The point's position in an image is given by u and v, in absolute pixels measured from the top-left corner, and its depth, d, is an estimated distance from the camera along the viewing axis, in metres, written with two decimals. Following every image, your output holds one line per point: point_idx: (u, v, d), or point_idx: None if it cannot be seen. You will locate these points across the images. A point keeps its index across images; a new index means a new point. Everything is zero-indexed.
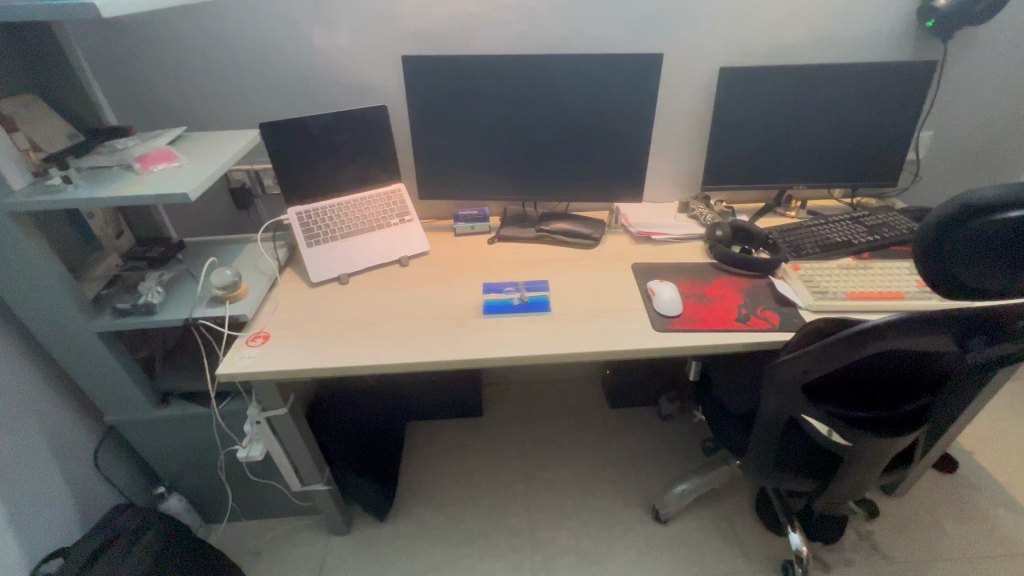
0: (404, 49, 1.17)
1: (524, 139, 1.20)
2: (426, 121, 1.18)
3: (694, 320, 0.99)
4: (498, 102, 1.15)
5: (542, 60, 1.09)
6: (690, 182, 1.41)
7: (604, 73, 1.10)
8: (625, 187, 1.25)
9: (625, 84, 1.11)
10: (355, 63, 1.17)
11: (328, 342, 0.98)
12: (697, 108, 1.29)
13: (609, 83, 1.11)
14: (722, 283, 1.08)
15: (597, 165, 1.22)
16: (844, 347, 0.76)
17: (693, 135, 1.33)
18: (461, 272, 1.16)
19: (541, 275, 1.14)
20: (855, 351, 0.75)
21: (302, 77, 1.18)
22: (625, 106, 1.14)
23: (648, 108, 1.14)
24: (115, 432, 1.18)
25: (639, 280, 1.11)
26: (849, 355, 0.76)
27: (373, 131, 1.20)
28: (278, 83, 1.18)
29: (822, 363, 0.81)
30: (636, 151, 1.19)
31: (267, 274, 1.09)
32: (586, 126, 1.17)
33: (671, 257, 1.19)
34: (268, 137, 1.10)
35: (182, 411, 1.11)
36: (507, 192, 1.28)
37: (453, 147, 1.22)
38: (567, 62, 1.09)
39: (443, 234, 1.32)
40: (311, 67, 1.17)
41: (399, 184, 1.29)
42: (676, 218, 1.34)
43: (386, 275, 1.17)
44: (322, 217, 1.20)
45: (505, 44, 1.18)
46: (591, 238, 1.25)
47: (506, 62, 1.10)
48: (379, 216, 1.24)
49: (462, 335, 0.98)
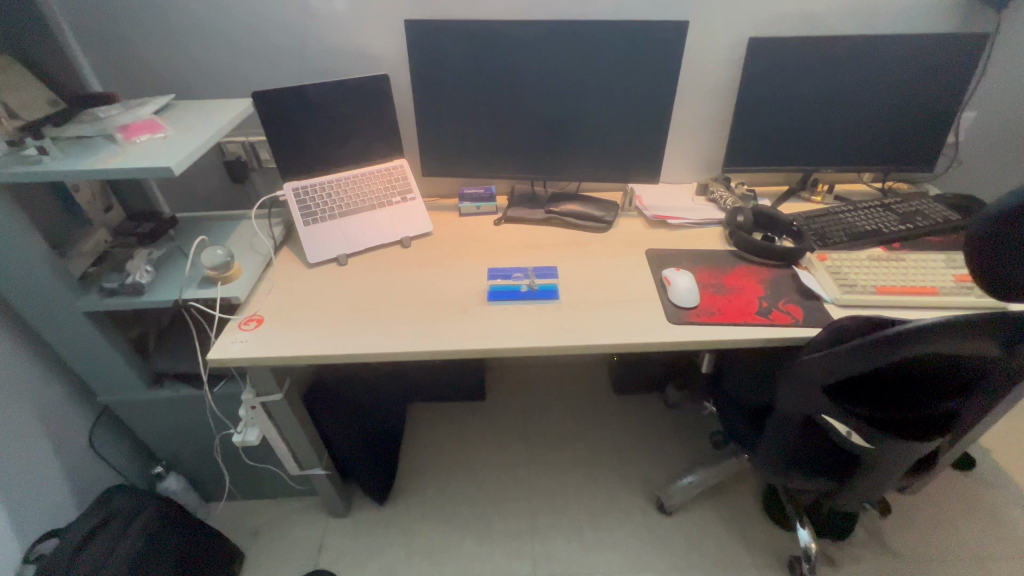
0: (408, 14, 1.09)
1: (535, 113, 1.12)
2: (432, 92, 1.11)
3: (712, 312, 0.93)
4: (508, 73, 1.07)
5: (556, 26, 1.01)
6: (709, 164, 1.33)
7: (624, 42, 1.02)
8: (642, 169, 1.17)
9: (646, 55, 1.03)
10: (355, 28, 1.09)
11: (323, 326, 0.93)
12: (721, 83, 1.20)
13: (628, 53, 1.03)
14: (741, 273, 1.02)
15: (613, 143, 1.15)
16: (877, 348, 0.70)
17: (715, 113, 1.25)
18: (465, 255, 1.11)
19: (549, 260, 1.09)
20: (889, 353, 0.69)
21: (299, 42, 1.10)
22: (645, 80, 1.06)
23: (670, 82, 1.05)
24: (110, 412, 1.15)
25: (653, 268, 1.05)
26: (882, 357, 0.70)
27: (374, 103, 1.13)
28: (273, 49, 1.10)
29: (851, 363, 0.75)
30: (655, 129, 1.12)
31: (262, 254, 1.04)
32: (602, 100, 1.09)
33: (688, 244, 1.13)
34: (261, 109, 1.04)
35: (176, 393, 1.08)
36: (515, 171, 1.21)
37: (458, 121, 1.15)
38: (583, 30, 1.01)
39: (448, 214, 1.26)
40: (308, 32, 1.09)
41: (401, 160, 1.22)
42: (693, 201, 1.26)
43: (387, 256, 1.11)
44: (319, 194, 1.14)
45: (518, 8, 1.09)
46: (603, 221, 1.18)
47: (516, 28, 1.02)
48: (379, 193, 1.17)
49: (465, 322, 0.93)
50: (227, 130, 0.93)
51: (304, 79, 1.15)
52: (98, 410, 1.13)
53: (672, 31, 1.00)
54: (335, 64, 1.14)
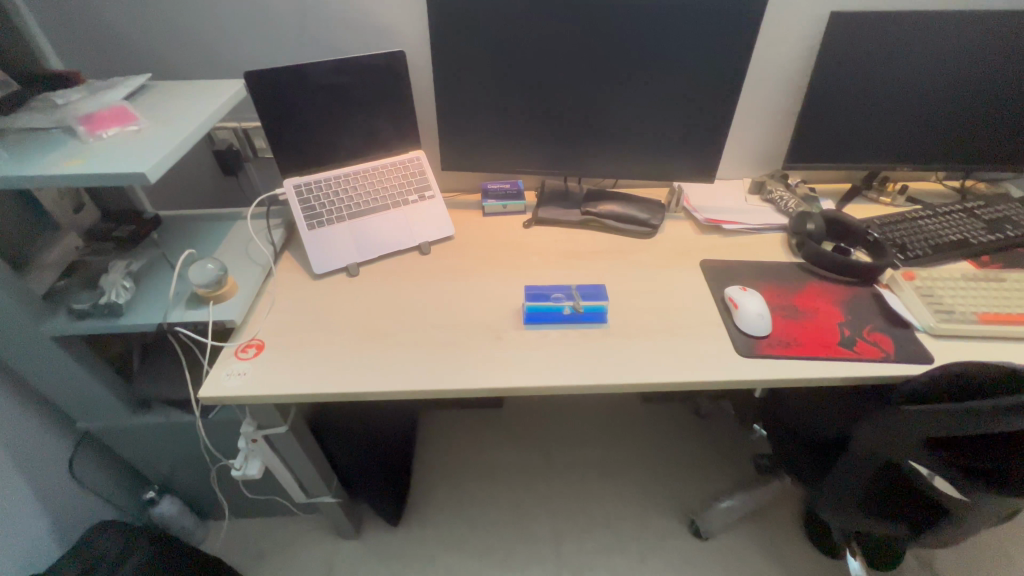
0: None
1: (575, 99, 0.97)
2: (457, 74, 0.95)
3: (787, 343, 0.80)
4: (547, 51, 0.91)
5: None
6: (763, 158, 1.18)
7: (689, 16, 0.86)
8: (695, 167, 1.02)
9: (715, 33, 0.87)
10: None
11: (334, 353, 0.80)
12: (787, 67, 1.04)
13: (690, 30, 0.87)
14: (814, 292, 0.89)
15: (664, 136, 1.00)
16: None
17: (777, 101, 1.09)
18: (493, 265, 0.97)
19: (591, 273, 0.95)
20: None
21: (299, 12, 0.93)
22: (709, 62, 0.90)
23: (740, 66, 0.90)
24: (92, 439, 1.02)
25: (711, 285, 0.92)
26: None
27: (388, 86, 0.97)
28: (268, 19, 0.93)
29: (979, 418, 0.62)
30: (715, 121, 0.96)
31: (260, 264, 0.90)
32: (656, 86, 0.94)
33: (747, 255, 0.99)
34: (256, 93, 0.88)
35: (167, 419, 0.96)
36: (549, 166, 1.06)
37: (486, 107, 0.99)
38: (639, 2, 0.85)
39: (469, 214, 1.11)
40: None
41: (418, 152, 1.06)
42: (748, 202, 1.12)
43: (404, 265, 0.97)
44: (325, 191, 0.98)
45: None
46: (648, 225, 1.04)
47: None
48: (393, 191, 1.02)
49: (499, 350, 0.80)
50: (216, 121, 0.77)
51: (305, 57, 0.98)
52: (78, 437, 1.00)
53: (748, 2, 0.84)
54: (342, 39, 0.97)
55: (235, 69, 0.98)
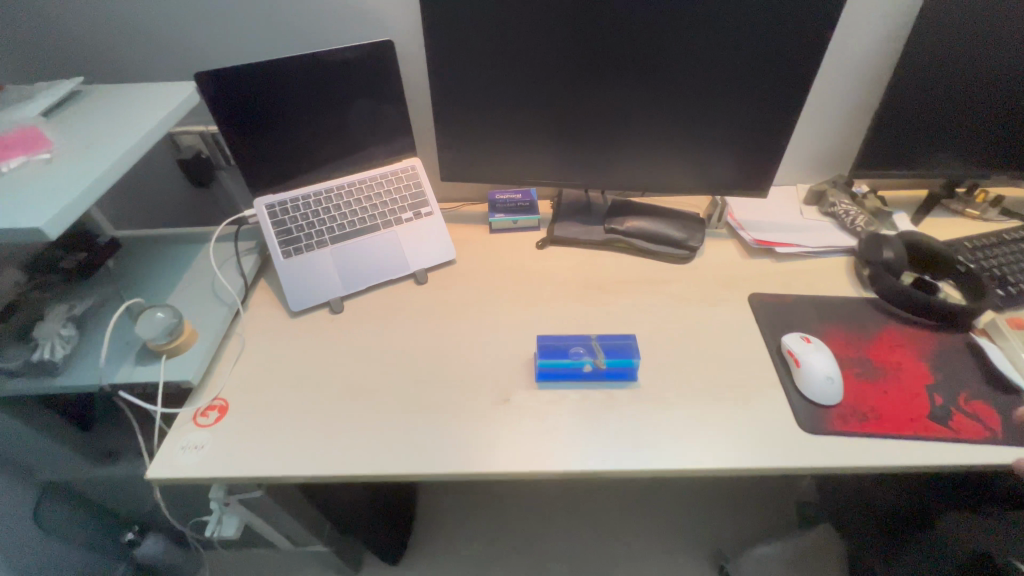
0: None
1: (601, 100, 0.80)
2: (459, 70, 0.79)
3: (864, 416, 0.64)
4: (568, 41, 0.74)
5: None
6: (823, 161, 0.99)
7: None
8: (745, 178, 0.85)
9: (782, 16, 0.69)
10: None
11: (309, 419, 0.67)
12: (863, 52, 0.85)
13: (751, 14, 0.69)
14: (892, 341, 0.72)
15: (708, 141, 0.82)
16: None
17: (846, 93, 0.90)
18: (501, 300, 0.82)
19: (617, 311, 0.79)
20: None
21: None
22: (772, 53, 0.72)
23: (812, 58, 0.71)
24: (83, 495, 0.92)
25: (764, 328, 0.76)
26: None
27: (375, 84, 0.81)
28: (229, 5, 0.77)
29: None
30: (773, 124, 0.79)
31: (226, 302, 0.76)
32: (702, 82, 0.76)
33: (807, 287, 0.82)
34: (210, 98, 0.72)
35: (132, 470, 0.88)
36: (568, 176, 0.90)
37: (493, 108, 0.83)
38: None
39: (474, 231, 0.96)
40: None
41: (413, 159, 0.90)
42: (804, 216, 0.94)
43: (396, 298, 0.83)
44: (303, 210, 0.83)
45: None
46: (685, 247, 0.88)
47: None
48: (384, 207, 0.87)
49: (506, 418, 0.66)
50: (152, 141, 0.63)
51: (276, 49, 0.82)
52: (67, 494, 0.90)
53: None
54: (318, 27, 0.80)
55: (194, 64, 0.82)
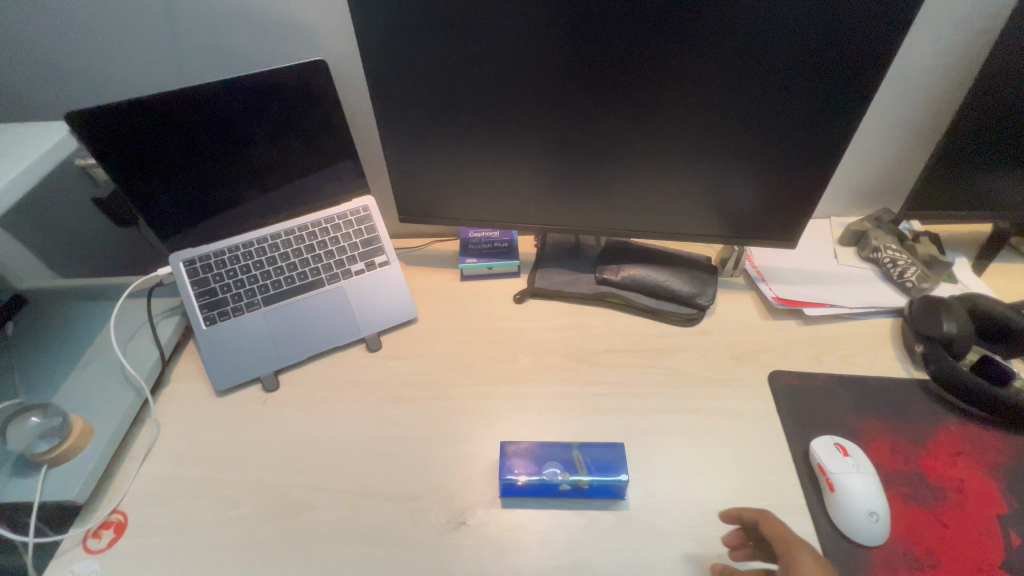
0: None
1: (585, 136, 0.64)
2: (413, 96, 0.64)
3: (918, 563, 0.49)
4: (545, 65, 0.59)
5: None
6: (864, 191, 0.83)
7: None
8: (764, 227, 0.70)
9: (837, 15, 0.51)
10: None
11: (221, 545, 0.55)
12: (930, 58, 0.67)
13: (767, 38, 0.54)
14: (951, 449, 0.57)
15: (729, 176, 0.66)
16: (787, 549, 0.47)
17: (902, 110, 0.72)
18: (468, 374, 0.68)
19: (607, 391, 0.65)
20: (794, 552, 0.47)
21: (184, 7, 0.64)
22: (820, 64, 0.55)
23: (877, 69, 0.54)
24: None
25: (788, 423, 0.61)
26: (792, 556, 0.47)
27: (308, 112, 0.67)
28: (144, 21, 0.65)
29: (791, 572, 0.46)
30: (801, 164, 0.63)
31: (133, 387, 0.64)
32: (726, 103, 0.59)
33: (844, 362, 0.67)
34: (96, 140, 0.60)
35: None
36: (552, 217, 0.75)
37: (456, 140, 0.67)
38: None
39: (442, 278, 0.82)
40: None
41: (367, 197, 0.76)
42: (838, 262, 0.78)
43: (344, 371, 0.70)
44: (230, 266, 0.70)
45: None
46: (693, 305, 0.73)
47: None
48: (329, 258, 0.73)
49: (463, 551, 0.53)
50: None
51: (211, 74, 0.70)
52: None
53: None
54: (252, 45, 0.67)
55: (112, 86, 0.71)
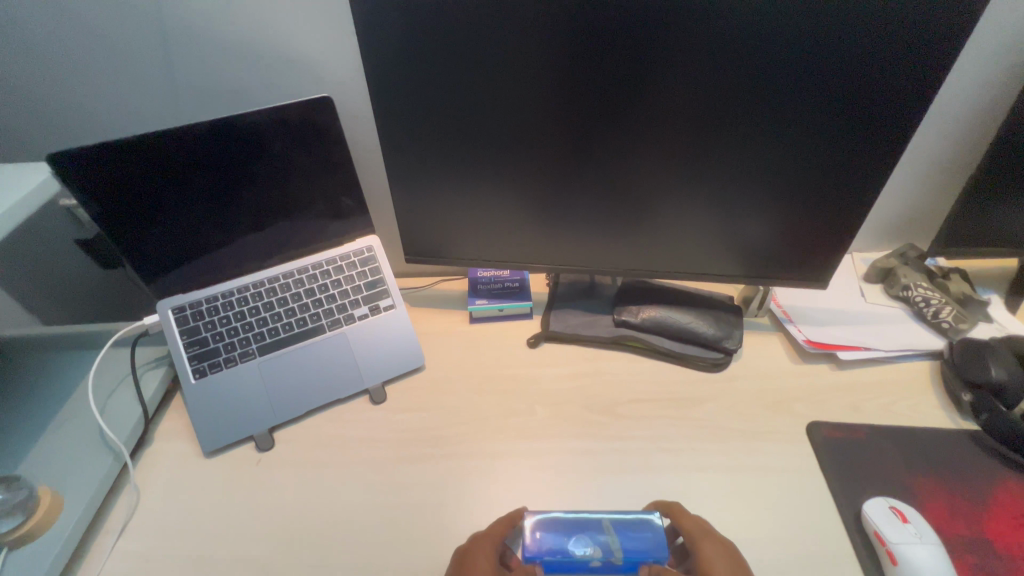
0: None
1: (605, 174, 0.61)
2: (421, 134, 0.60)
3: None
4: (563, 102, 0.55)
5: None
6: (884, 226, 0.80)
7: (832, 24, 0.47)
8: (793, 265, 0.66)
9: (874, 48, 0.48)
10: (278, 19, 0.60)
11: None
12: (957, 94, 0.66)
13: (798, 73, 0.50)
14: (1015, 511, 0.52)
15: (750, 217, 0.63)
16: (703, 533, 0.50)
17: (927, 144, 0.71)
18: (481, 428, 0.63)
19: (634, 447, 0.60)
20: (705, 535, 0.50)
21: (180, 47, 0.61)
22: (856, 97, 0.51)
23: (916, 101, 0.50)
24: None
25: (833, 482, 0.56)
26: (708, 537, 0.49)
27: (308, 150, 0.63)
28: (136, 58, 0.62)
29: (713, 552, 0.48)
30: (832, 201, 0.59)
31: (111, 450, 0.58)
32: (753, 140, 0.55)
33: (885, 412, 0.62)
34: (80, 183, 0.56)
35: None
36: (567, 257, 0.71)
37: (466, 180, 0.64)
38: (712, 27, 0.49)
39: (450, 320, 0.77)
40: (197, 30, 0.60)
41: (372, 237, 0.72)
42: (866, 300, 0.74)
43: (345, 426, 0.64)
44: (223, 313, 0.65)
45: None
46: (719, 349, 0.68)
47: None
48: (331, 303, 0.68)
49: None
50: None
51: (211, 112, 0.67)
52: None
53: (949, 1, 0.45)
54: (252, 83, 0.65)
55: (106, 127, 0.68)
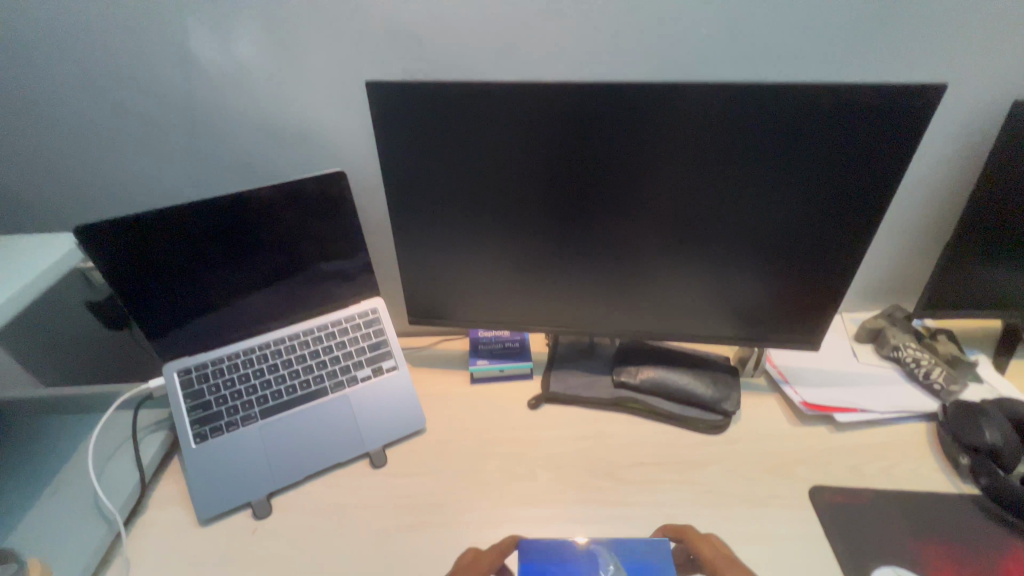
0: (400, 69, 0.63)
1: (603, 241, 0.64)
2: (427, 205, 0.64)
3: None
4: (562, 177, 0.59)
5: (673, 83, 0.51)
6: (870, 288, 0.84)
7: (807, 112, 0.52)
8: (785, 326, 0.69)
9: (847, 132, 0.53)
10: (299, 102, 0.65)
11: None
12: (925, 168, 0.71)
13: (780, 154, 0.55)
14: None
15: (743, 281, 0.65)
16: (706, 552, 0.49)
17: (904, 212, 0.75)
18: (483, 493, 0.62)
19: (638, 513, 0.59)
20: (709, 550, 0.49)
21: (207, 126, 0.66)
22: (834, 173, 0.55)
23: (888, 176, 0.55)
24: None
25: (840, 549, 0.55)
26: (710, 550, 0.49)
27: (320, 219, 0.67)
28: (164, 137, 0.67)
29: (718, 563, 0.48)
30: (819, 265, 0.62)
31: (106, 519, 0.57)
32: (742, 211, 0.59)
33: (886, 475, 0.62)
34: (102, 253, 0.58)
35: None
36: (566, 319, 0.73)
37: (469, 246, 0.67)
38: (698, 114, 0.53)
39: (451, 381, 0.78)
40: (223, 112, 0.65)
41: (376, 299, 0.74)
42: (859, 361, 0.76)
43: (345, 491, 0.63)
44: (228, 376, 0.66)
45: (590, 52, 0.62)
46: (717, 410, 0.69)
47: (593, 86, 0.53)
48: (334, 365, 0.69)
49: None
50: None
51: (229, 183, 0.71)
52: None
53: (911, 95, 0.50)
54: (270, 158, 0.69)
55: (129, 197, 0.72)
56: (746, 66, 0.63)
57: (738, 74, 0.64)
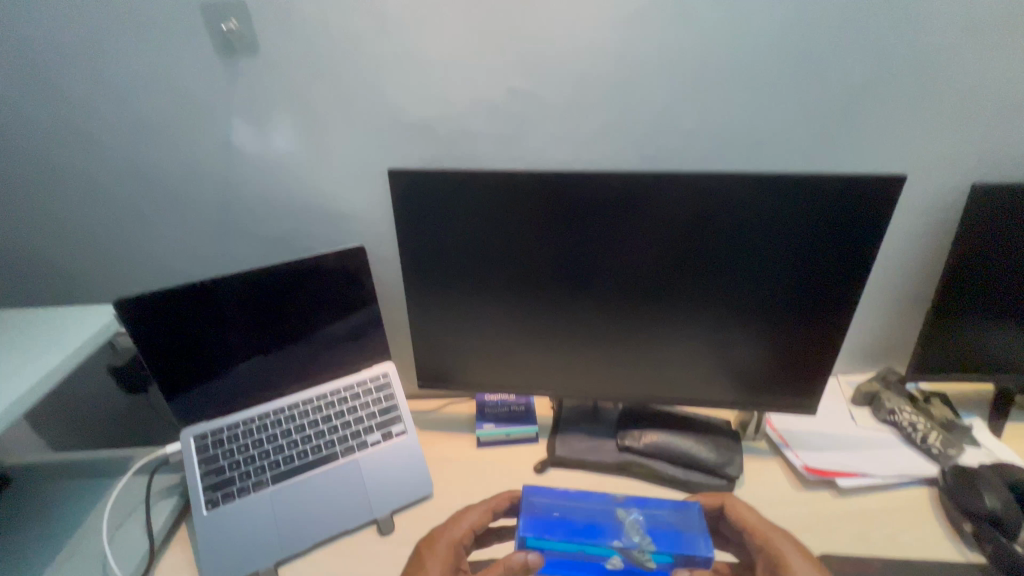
0: (417, 155, 0.70)
1: (605, 310, 0.68)
2: (440, 276, 0.68)
3: None
4: (565, 252, 0.64)
5: (665, 174, 0.57)
6: (862, 351, 0.87)
7: (786, 197, 0.58)
8: (781, 391, 0.71)
9: (823, 215, 0.58)
10: (324, 184, 0.71)
11: None
12: (902, 240, 0.76)
13: (764, 233, 0.60)
14: None
15: (739, 347, 0.69)
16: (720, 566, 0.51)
17: (886, 281, 0.80)
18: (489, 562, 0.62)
19: None
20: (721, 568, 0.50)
21: (240, 206, 0.72)
22: (815, 249, 0.60)
23: (864, 252, 0.60)
24: None
25: None
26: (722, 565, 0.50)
27: (338, 288, 0.71)
28: (200, 215, 0.73)
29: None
30: (809, 332, 0.66)
31: None
32: (733, 283, 0.64)
33: (892, 542, 0.62)
34: (137, 324, 0.62)
35: None
36: (570, 384, 0.75)
37: (477, 314, 0.71)
38: (688, 200, 0.59)
39: (457, 445, 0.79)
40: (255, 193, 0.72)
41: (387, 364, 0.77)
42: (857, 425, 0.78)
43: (351, 560, 0.63)
44: (243, 441, 0.68)
45: (589, 141, 0.69)
46: (721, 475, 0.70)
47: (592, 176, 0.59)
48: (346, 430, 0.71)
49: None
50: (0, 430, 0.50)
51: (255, 256, 0.76)
52: None
53: (878, 184, 0.56)
54: (295, 233, 0.75)
55: (161, 267, 0.77)
56: (729, 153, 0.70)
57: (722, 160, 0.70)
